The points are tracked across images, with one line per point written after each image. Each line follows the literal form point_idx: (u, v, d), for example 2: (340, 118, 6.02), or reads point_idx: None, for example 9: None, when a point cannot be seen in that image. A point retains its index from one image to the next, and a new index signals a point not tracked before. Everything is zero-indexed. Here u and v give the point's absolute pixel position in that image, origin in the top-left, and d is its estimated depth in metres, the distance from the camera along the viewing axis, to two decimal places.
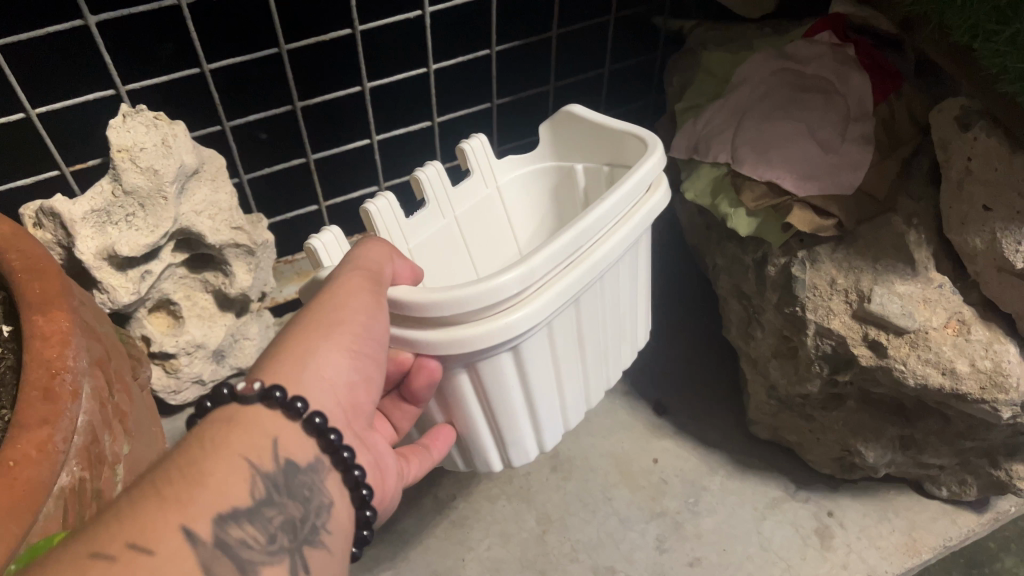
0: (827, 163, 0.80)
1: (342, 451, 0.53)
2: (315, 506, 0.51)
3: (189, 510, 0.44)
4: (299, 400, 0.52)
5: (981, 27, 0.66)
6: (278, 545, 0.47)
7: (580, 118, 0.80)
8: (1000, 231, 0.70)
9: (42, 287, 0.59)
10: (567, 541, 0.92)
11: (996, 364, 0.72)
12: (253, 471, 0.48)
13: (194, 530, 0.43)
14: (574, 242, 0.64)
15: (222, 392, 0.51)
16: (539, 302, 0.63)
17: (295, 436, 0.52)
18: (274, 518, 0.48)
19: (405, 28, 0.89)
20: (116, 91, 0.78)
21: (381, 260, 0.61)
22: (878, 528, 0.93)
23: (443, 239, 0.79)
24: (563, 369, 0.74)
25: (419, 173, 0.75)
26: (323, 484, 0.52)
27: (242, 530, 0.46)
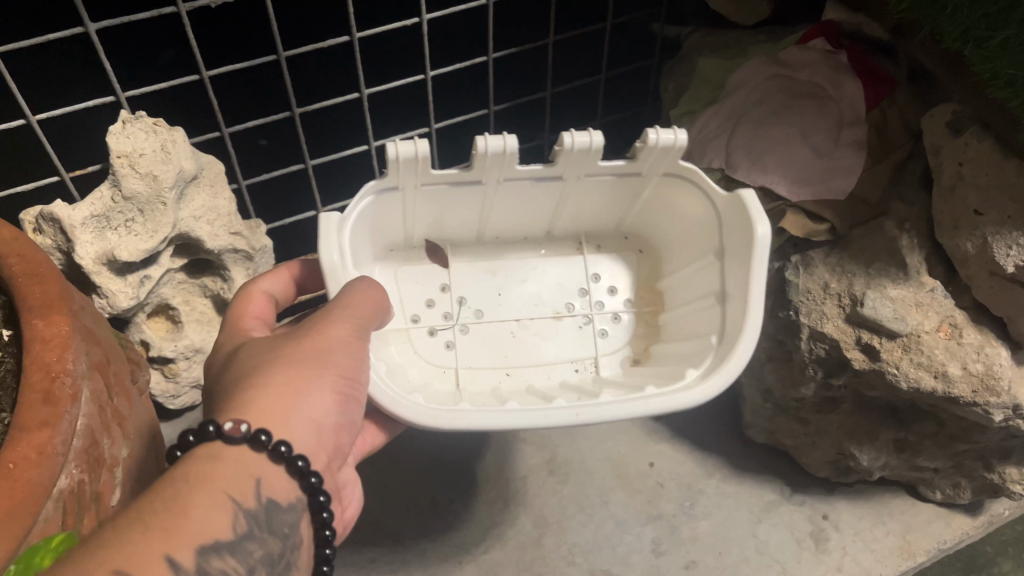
0: (821, 168, 0.82)
1: (319, 494, 0.55)
2: (290, 544, 0.53)
3: (174, 539, 0.44)
4: (284, 445, 0.53)
5: (971, 33, 0.67)
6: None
7: (743, 209, 0.75)
8: (991, 236, 0.70)
9: (43, 291, 0.60)
10: (564, 544, 0.92)
11: (988, 367, 0.73)
12: (236, 508, 0.49)
13: (177, 559, 0.44)
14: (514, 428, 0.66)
15: (207, 429, 0.51)
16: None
17: (277, 476, 0.53)
18: (254, 552, 0.50)
19: (404, 34, 0.90)
20: (116, 99, 0.77)
21: (370, 309, 0.63)
22: (873, 530, 0.94)
23: (523, 189, 0.84)
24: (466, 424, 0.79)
25: (572, 139, 0.78)
26: (297, 525, 0.54)
27: (222, 561, 0.47)
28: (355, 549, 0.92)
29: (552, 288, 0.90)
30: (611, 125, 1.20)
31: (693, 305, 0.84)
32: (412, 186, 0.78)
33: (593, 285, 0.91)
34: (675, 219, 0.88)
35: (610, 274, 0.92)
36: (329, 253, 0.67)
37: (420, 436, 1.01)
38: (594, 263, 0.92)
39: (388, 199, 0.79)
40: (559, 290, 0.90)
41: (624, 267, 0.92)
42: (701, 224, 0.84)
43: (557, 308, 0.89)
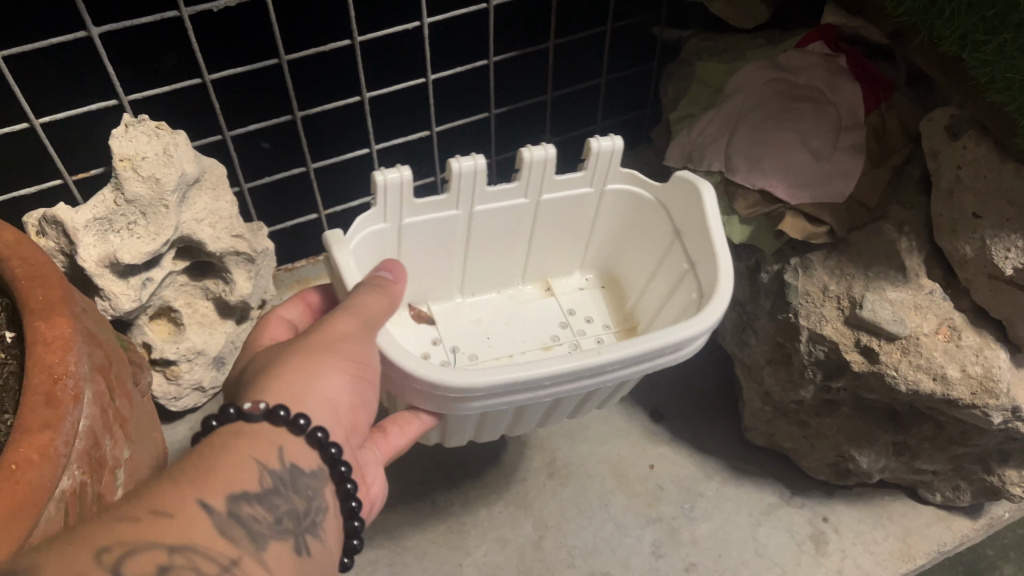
0: (818, 172, 0.82)
1: (340, 464, 0.55)
2: (315, 507, 0.53)
3: (205, 487, 0.47)
4: (302, 418, 0.54)
5: (968, 37, 0.67)
6: (282, 528, 0.50)
7: (688, 188, 0.80)
8: (990, 238, 0.71)
9: (45, 293, 0.60)
10: (564, 547, 0.93)
11: (987, 370, 0.74)
12: (261, 469, 0.51)
13: (209, 503, 0.46)
14: (536, 381, 0.66)
15: (227, 411, 0.53)
16: (478, 405, 0.67)
17: (298, 447, 0.54)
18: (280, 505, 0.51)
19: (404, 39, 0.90)
20: (119, 102, 0.80)
21: (381, 310, 0.64)
22: (873, 533, 0.94)
23: (500, 213, 0.87)
24: (488, 424, 0.77)
25: (527, 154, 0.81)
26: (320, 490, 0.54)
27: (251, 507, 0.48)
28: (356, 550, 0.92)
29: (537, 324, 0.93)
30: (612, 129, 1.20)
31: (670, 297, 0.85)
32: (397, 221, 0.81)
33: (572, 318, 0.94)
34: (634, 239, 0.91)
35: (585, 307, 0.95)
36: (344, 255, 0.70)
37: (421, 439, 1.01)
38: (568, 300, 0.96)
39: (378, 241, 0.81)
40: (541, 325, 0.92)
41: (598, 302, 0.95)
42: (658, 233, 0.87)
43: (545, 339, 0.91)
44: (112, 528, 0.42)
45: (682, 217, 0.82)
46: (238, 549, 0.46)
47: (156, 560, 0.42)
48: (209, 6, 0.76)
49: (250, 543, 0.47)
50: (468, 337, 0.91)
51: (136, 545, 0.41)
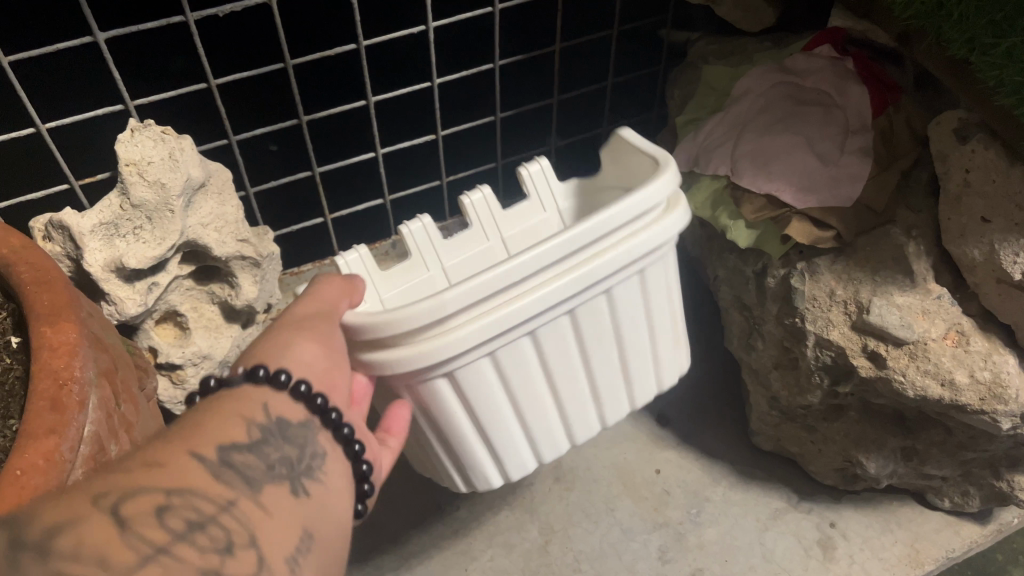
0: (826, 175, 0.80)
1: (330, 412, 0.56)
2: (312, 452, 0.54)
3: (194, 442, 0.47)
4: (282, 373, 0.55)
5: (977, 40, 0.67)
6: (277, 473, 0.50)
7: (627, 148, 0.78)
8: (999, 243, 0.71)
9: (51, 298, 0.60)
10: (570, 552, 0.92)
11: (995, 375, 0.73)
12: (249, 422, 0.51)
13: (201, 453, 0.46)
14: (498, 280, 0.63)
15: (207, 384, 0.55)
16: (461, 333, 0.64)
17: (284, 402, 0.55)
18: (273, 454, 0.51)
19: (409, 42, 0.90)
20: (125, 106, 0.80)
21: (336, 297, 0.65)
22: (881, 539, 0.93)
23: (485, 261, 0.82)
24: (525, 401, 0.73)
25: (466, 199, 0.79)
26: (315, 438, 0.55)
27: (243, 455, 0.49)
28: (362, 556, 0.92)
29: None
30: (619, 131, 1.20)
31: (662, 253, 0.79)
32: (378, 299, 0.76)
33: None
34: None
35: None
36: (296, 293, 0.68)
37: None
38: None
39: None
40: None
41: None
42: None
43: None
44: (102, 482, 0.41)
45: (629, 174, 0.79)
46: (234, 490, 0.46)
47: (153, 502, 0.41)
48: (214, 12, 0.76)
49: (245, 485, 0.47)
50: None
51: (128, 490, 0.40)
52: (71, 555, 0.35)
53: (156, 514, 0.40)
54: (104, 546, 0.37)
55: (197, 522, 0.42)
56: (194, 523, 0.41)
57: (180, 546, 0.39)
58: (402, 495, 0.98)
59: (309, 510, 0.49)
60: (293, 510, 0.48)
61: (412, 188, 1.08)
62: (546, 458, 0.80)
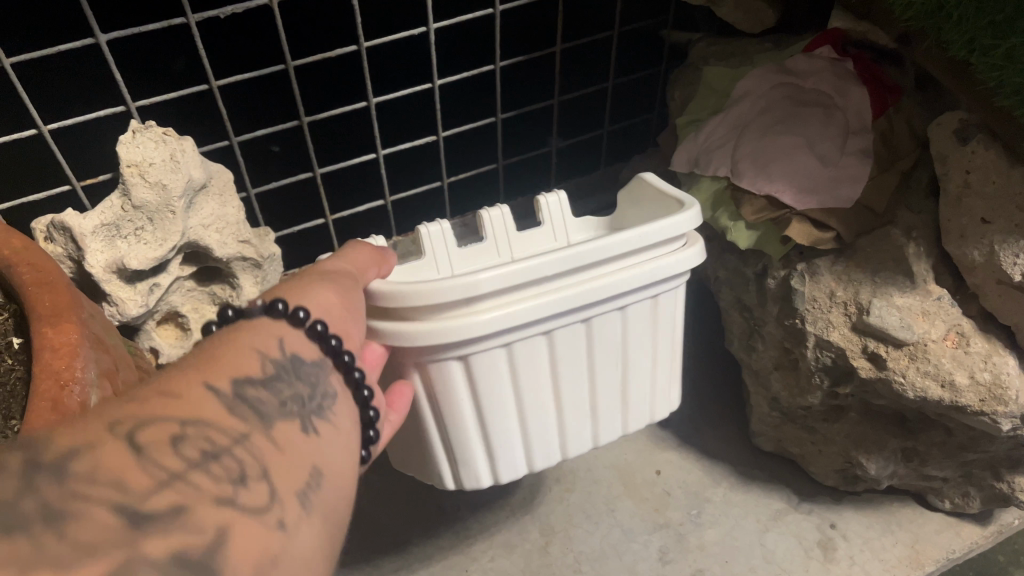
0: (826, 176, 0.80)
1: (343, 354, 0.57)
2: (323, 392, 0.54)
3: (210, 374, 0.47)
4: (301, 311, 0.56)
5: (977, 41, 0.67)
6: (289, 410, 0.50)
7: (647, 191, 0.78)
8: (999, 244, 0.70)
9: (53, 299, 0.60)
10: (571, 552, 0.92)
11: (995, 376, 0.73)
12: (263, 357, 0.52)
13: (215, 386, 0.46)
14: (531, 271, 0.64)
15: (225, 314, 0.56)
16: (482, 320, 0.65)
17: (299, 340, 0.55)
18: (285, 391, 0.51)
19: (411, 43, 0.90)
20: (127, 108, 0.80)
21: (370, 262, 0.64)
22: (882, 540, 0.93)
23: None
24: (529, 403, 0.74)
25: (484, 212, 0.77)
26: (326, 380, 0.55)
27: (256, 390, 0.49)
28: (363, 557, 0.92)
29: None
30: (621, 132, 1.20)
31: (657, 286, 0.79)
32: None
33: None
34: None
35: None
36: None
37: None
38: None
39: None
40: None
41: None
42: None
43: None
44: (119, 411, 0.41)
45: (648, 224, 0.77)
46: (247, 424, 0.46)
47: (167, 432, 0.41)
48: (215, 13, 0.77)
49: (258, 420, 0.47)
50: None
51: (143, 420, 0.41)
52: (87, 479, 0.36)
53: (171, 445, 0.40)
54: (121, 471, 0.37)
55: (211, 453, 0.42)
56: (209, 453, 0.42)
57: (195, 474, 0.40)
58: (403, 496, 0.98)
59: (320, 447, 0.49)
60: (304, 446, 0.48)
61: (413, 189, 1.08)
62: (536, 464, 0.80)
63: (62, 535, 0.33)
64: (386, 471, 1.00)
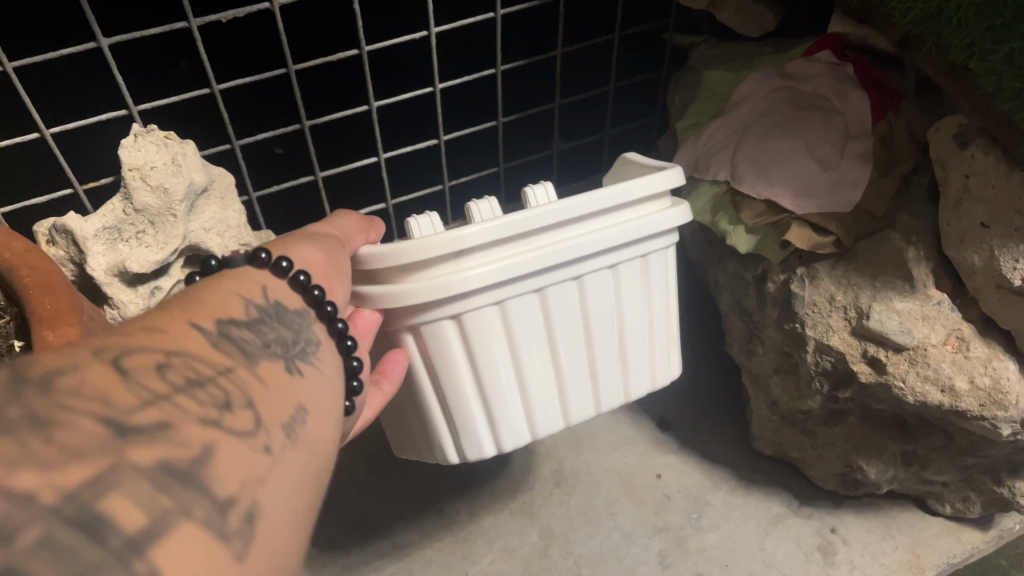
0: (827, 180, 0.80)
1: (326, 304, 0.57)
2: (306, 338, 0.54)
3: (194, 313, 0.48)
4: (284, 260, 0.57)
5: (977, 46, 0.67)
6: (272, 351, 0.50)
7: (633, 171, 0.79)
8: (998, 248, 0.70)
9: (53, 301, 0.61)
10: (571, 556, 0.92)
11: (995, 381, 0.73)
12: (246, 301, 0.53)
13: (200, 324, 0.48)
14: (519, 224, 0.65)
15: (209, 264, 0.57)
16: (474, 274, 0.65)
17: (282, 289, 0.56)
18: (269, 333, 0.51)
19: (412, 47, 0.91)
20: (129, 111, 0.80)
21: (356, 227, 0.67)
22: (882, 545, 0.93)
23: None
24: (527, 365, 0.73)
25: (472, 205, 0.73)
26: (310, 327, 0.56)
27: (240, 330, 0.49)
28: (364, 560, 0.92)
29: None
30: (622, 136, 1.20)
31: None
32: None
33: None
34: None
35: None
36: None
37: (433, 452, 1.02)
38: None
39: None
40: None
41: None
42: None
43: None
44: (108, 339, 0.42)
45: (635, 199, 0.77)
46: (232, 360, 0.46)
47: (152, 359, 0.42)
48: (216, 18, 0.77)
49: (243, 357, 0.47)
50: None
51: (129, 348, 0.42)
52: (74, 393, 0.37)
53: (156, 369, 0.41)
54: (107, 388, 0.38)
55: (196, 380, 0.43)
56: (194, 380, 0.42)
57: (180, 396, 0.40)
58: (405, 499, 0.98)
59: (303, 387, 0.50)
60: (288, 385, 0.49)
61: (414, 193, 1.08)
62: (539, 433, 0.78)
63: (49, 440, 0.34)
64: (386, 476, 1.00)
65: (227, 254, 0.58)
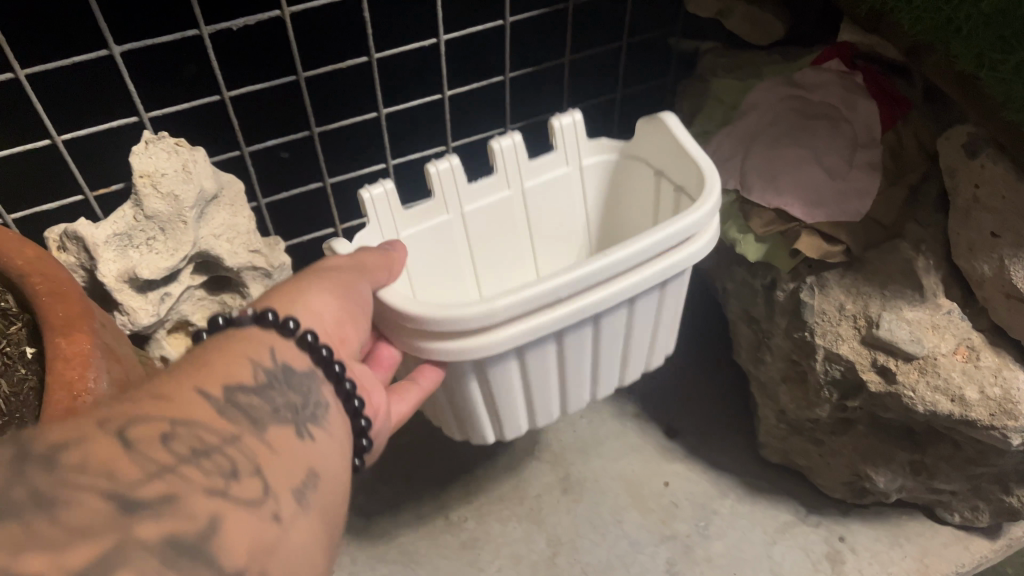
0: (835, 189, 0.80)
1: (334, 364, 0.55)
2: (315, 402, 0.52)
3: (200, 378, 0.46)
4: (291, 321, 0.55)
5: (986, 56, 0.67)
6: (282, 416, 0.48)
7: (661, 130, 0.80)
8: (1009, 259, 0.71)
9: (65, 309, 0.60)
10: (578, 564, 0.92)
11: (1005, 392, 0.73)
12: (254, 364, 0.50)
13: (206, 390, 0.45)
14: (550, 294, 0.65)
15: (217, 321, 0.55)
16: (506, 334, 0.66)
17: (289, 349, 0.54)
18: (278, 398, 0.49)
19: (421, 54, 0.91)
20: (140, 118, 0.81)
21: (378, 263, 0.66)
22: (890, 553, 0.93)
23: (504, 204, 0.85)
24: (537, 387, 0.77)
25: (495, 144, 0.80)
26: (319, 390, 0.53)
27: (247, 396, 0.47)
28: (371, 566, 0.93)
29: None
30: None
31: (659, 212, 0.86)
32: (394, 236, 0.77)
33: None
34: (622, 217, 0.91)
35: None
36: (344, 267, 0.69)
37: (440, 457, 1.02)
38: None
39: None
40: None
41: None
42: (651, 198, 0.86)
43: None
44: (114, 407, 0.40)
45: (662, 156, 0.81)
46: (239, 427, 0.44)
47: (156, 429, 0.40)
48: (228, 25, 0.77)
49: (250, 425, 0.45)
50: None
51: (134, 417, 0.40)
52: (79, 467, 0.35)
53: (161, 440, 0.39)
54: (111, 461, 0.37)
55: (202, 450, 0.41)
56: (199, 450, 0.41)
57: (186, 467, 0.39)
58: (411, 505, 0.98)
59: (315, 454, 0.48)
60: (299, 452, 0.47)
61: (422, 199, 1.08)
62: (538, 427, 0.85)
63: (55, 519, 0.33)
64: (393, 481, 1.00)
65: (234, 311, 0.56)
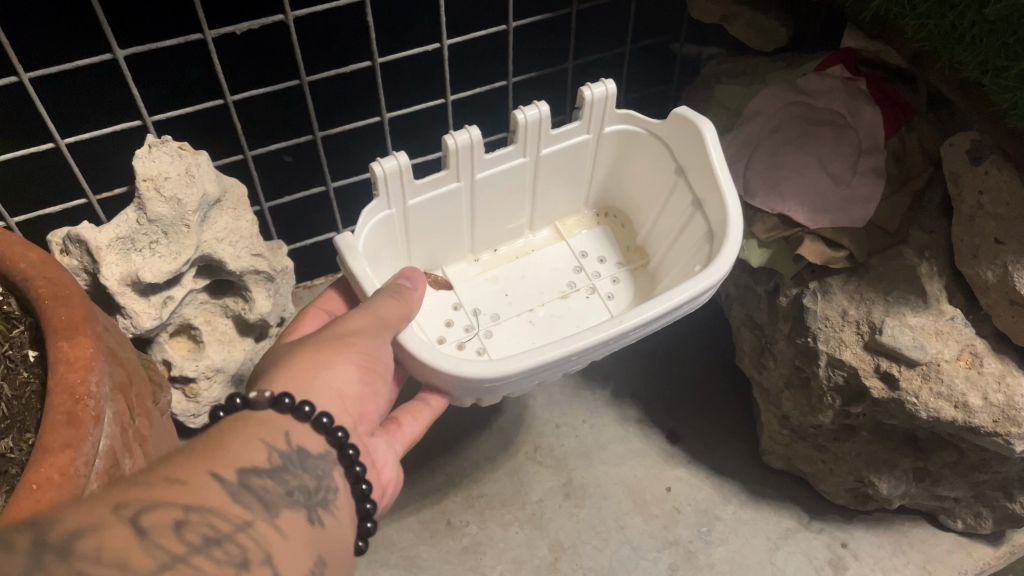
0: (839, 197, 0.81)
1: (348, 448, 0.56)
2: (327, 488, 0.52)
3: (215, 462, 0.46)
4: (307, 405, 0.55)
5: (991, 63, 0.67)
6: (295, 500, 0.49)
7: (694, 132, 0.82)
8: (1011, 265, 0.71)
9: (69, 313, 0.60)
10: (580, 569, 0.93)
11: (1009, 398, 0.73)
12: (269, 448, 0.50)
13: (221, 474, 0.45)
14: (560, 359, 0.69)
15: (236, 401, 0.55)
16: (512, 386, 0.71)
17: (304, 433, 0.54)
18: (291, 480, 0.50)
19: (425, 58, 0.91)
20: (143, 121, 0.81)
21: (396, 313, 0.67)
22: (893, 560, 0.94)
23: (515, 171, 0.90)
24: None
25: (520, 114, 0.84)
26: (331, 473, 0.54)
27: (261, 479, 0.48)
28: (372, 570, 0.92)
29: (547, 276, 0.95)
30: None
31: (670, 197, 0.90)
32: (401, 205, 0.84)
33: (584, 260, 0.97)
34: (627, 176, 0.95)
35: (593, 247, 0.98)
36: (361, 264, 0.72)
37: (441, 459, 1.00)
38: (576, 243, 0.98)
39: (385, 226, 0.83)
40: (556, 274, 0.95)
41: (598, 237, 0.99)
42: (666, 184, 0.90)
43: (562, 287, 0.94)
44: (127, 491, 0.40)
45: (690, 162, 0.85)
46: (252, 513, 0.45)
47: (170, 516, 0.40)
48: (231, 30, 0.77)
49: (262, 509, 0.46)
50: (486, 296, 0.94)
51: (149, 501, 0.40)
52: (94, 559, 0.36)
53: (174, 528, 0.40)
54: (123, 551, 0.37)
55: (213, 538, 0.41)
56: (211, 538, 0.41)
57: (197, 558, 0.40)
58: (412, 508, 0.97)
59: (324, 539, 0.49)
60: (309, 538, 0.47)
61: None
62: None
63: None
64: None
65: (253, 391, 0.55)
